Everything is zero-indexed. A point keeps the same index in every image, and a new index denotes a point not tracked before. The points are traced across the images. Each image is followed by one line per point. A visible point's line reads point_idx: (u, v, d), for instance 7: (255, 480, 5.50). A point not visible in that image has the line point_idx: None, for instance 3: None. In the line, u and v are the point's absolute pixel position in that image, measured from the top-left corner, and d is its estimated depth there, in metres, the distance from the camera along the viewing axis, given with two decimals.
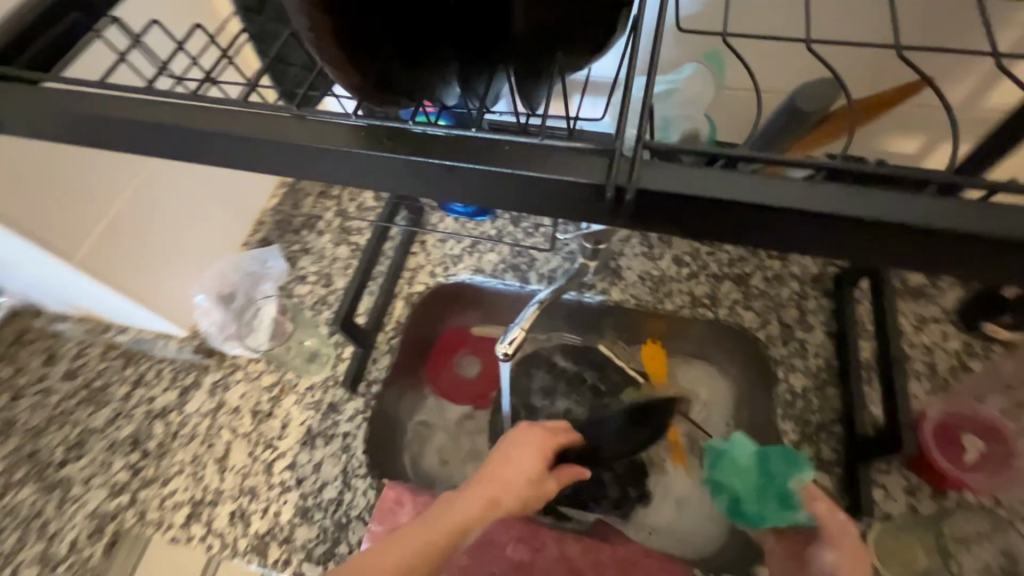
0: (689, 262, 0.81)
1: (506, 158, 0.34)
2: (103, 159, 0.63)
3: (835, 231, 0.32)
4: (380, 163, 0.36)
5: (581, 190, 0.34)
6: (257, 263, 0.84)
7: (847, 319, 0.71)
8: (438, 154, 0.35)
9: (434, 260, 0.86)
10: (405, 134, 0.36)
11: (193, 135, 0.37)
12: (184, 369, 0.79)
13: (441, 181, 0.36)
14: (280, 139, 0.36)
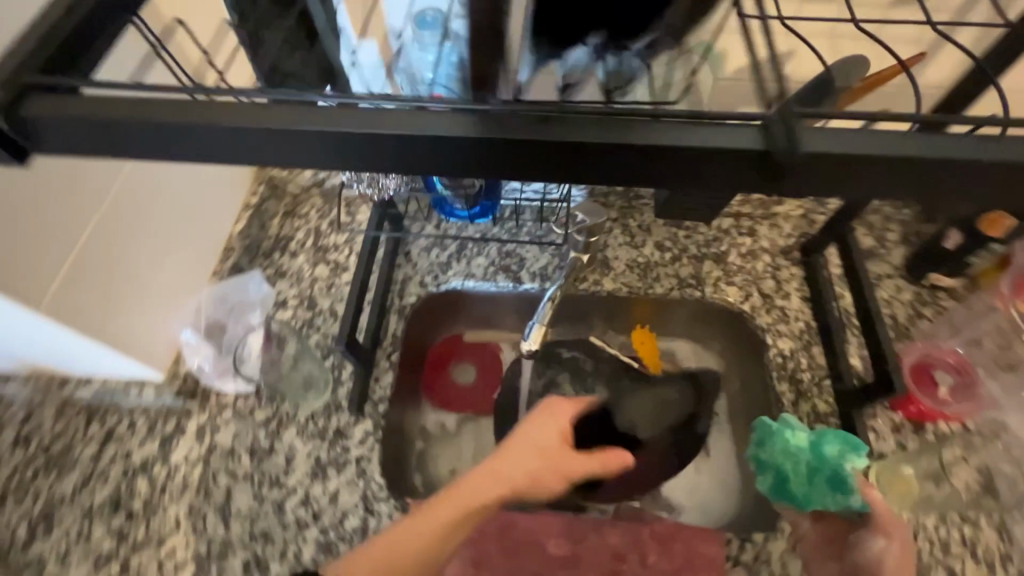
0: (670, 246, 0.85)
1: (666, 133, 0.35)
2: (65, 190, 0.56)
3: (939, 176, 0.35)
4: (537, 147, 0.36)
5: (742, 158, 0.35)
6: (241, 291, 0.78)
7: (819, 283, 0.78)
8: (600, 134, 0.35)
9: (422, 270, 0.84)
10: (556, 118, 0.36)
11: (320, 139, 0.36)
12: (163, 416, 0.72)
13: (602, 163, 0.36)
14: (426, 132, 0.35)
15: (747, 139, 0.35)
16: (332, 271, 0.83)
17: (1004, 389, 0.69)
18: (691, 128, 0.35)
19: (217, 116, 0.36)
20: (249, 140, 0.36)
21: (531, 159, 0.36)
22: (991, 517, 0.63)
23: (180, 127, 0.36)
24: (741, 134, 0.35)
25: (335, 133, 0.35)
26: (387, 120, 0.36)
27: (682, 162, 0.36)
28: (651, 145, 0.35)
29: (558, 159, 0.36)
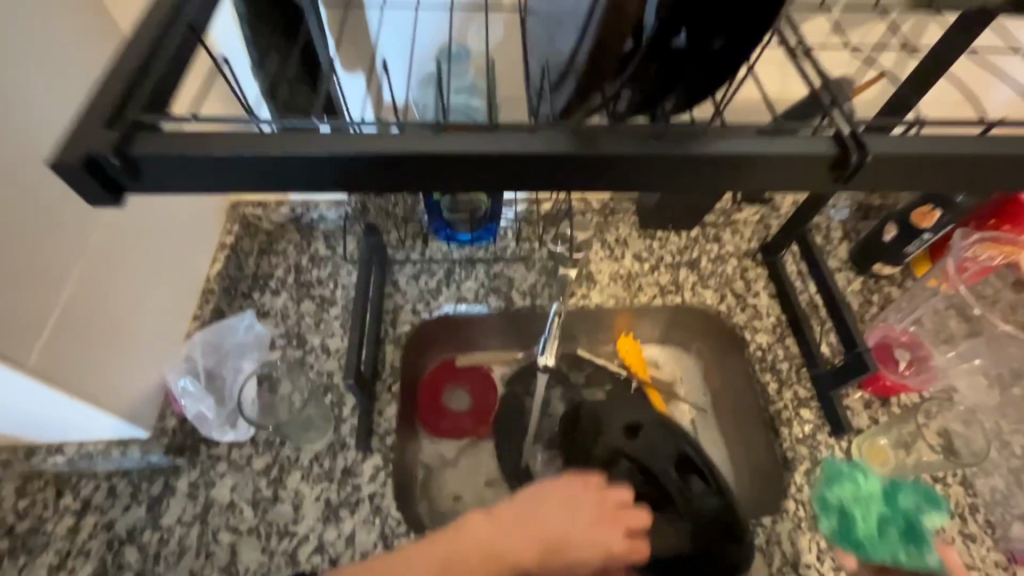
0: (648, 256, 0.89)
1: (755, 142, 0.37)
2: (45, 240, 0.54)
3: (941, 168, 0.39)
4: (630, 160, 0.37)
5: (820, 163, 0.38)
6: (236, 333, 0.75)
7: (782, 280, 0.85)
8: (693, 145, 0.37)
9: (412, 298, 0.84)
10: (647, 133, 0.37)
11: (388, 166, 0.36)
12: (149, 478, 0.67)
13: (692, 172, 0.38)
14: (516, 150, 0.36)
15: (815, 148, 0.38)
16: (319, 307, 0.80)
17: (950, 360, 0.78)
18: (763, 139, 0.37)
19: (269, 152, 0.35)
20: (302, 171, 0.36)
21: (630, 174, 0.38)
22: (956, 475, 0.72)
23: (223, 161, 0.35)
24: (811, 143, 0.38)
25: (424, 155, 0.35)
26: (455, 141, 0.36)
27: (754, 169, 0.38)
28: (728, 155, 0.37)
29: (650, 168, 0.37)
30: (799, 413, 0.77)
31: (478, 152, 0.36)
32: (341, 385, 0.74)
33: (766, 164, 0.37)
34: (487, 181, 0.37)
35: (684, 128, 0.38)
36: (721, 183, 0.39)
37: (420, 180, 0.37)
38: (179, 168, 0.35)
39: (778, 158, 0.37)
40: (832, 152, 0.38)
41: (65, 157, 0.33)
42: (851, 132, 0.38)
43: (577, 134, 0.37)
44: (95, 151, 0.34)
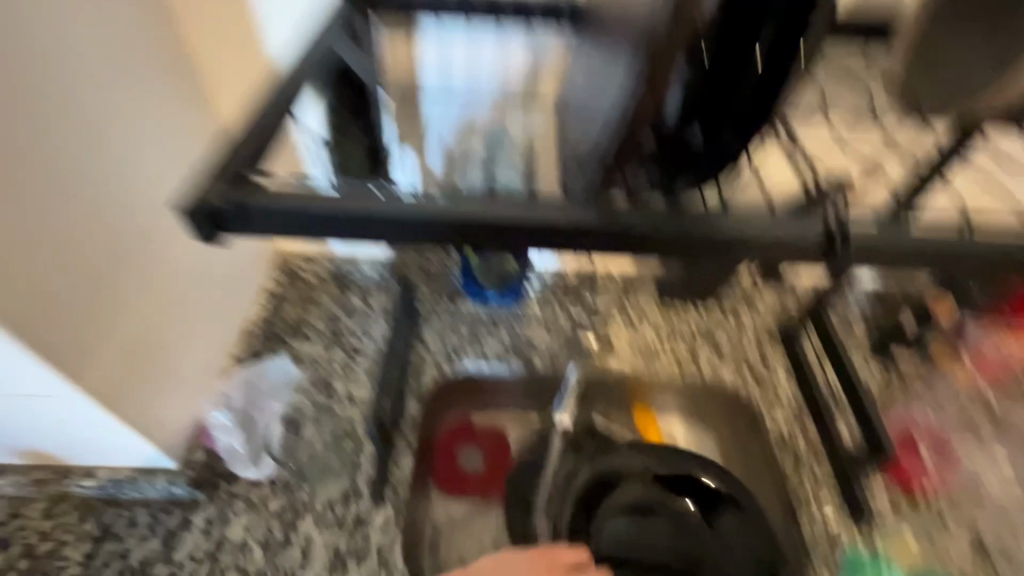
0: (665, 328, 0.91)
1: (752, 228, 0.42)
2: (122, 270, 0.60)
3: (927, 257, 0.43)
4: (644, 235, 0.42)
5: (810, 247, 0.42)
6: (270, 374, 0.79)
7: (800, 359, 0.86)
8: (698, 226, 0.42)
9: (437, 352, 0.85)
10: (660, 213, 0.42)
11: (437, 226, 0.41)
12: (167, 510, 0.69)
13: (700, 248, 0.42)
14: (547, 221, 0.41)
15: (807, 233, 0.42)
16: (348, 356, 0.83)
17: (973, 453, 0.77)
18: (756, 223, 0.42)
19: (339, 208, 0.40)
20: (368, 226, 0.41)
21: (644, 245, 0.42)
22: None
23: (301, 213, 0.40)
24: (803, 227, 0.42)
25: (468, 219, 0.41)
26: (490, 208, 0.41)
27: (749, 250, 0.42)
28: (723, 234, 0.41)
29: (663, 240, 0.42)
30: (818, 497, 0.75)
31: (507, 216, 0.41)
32: (361, 432, 0.77)
33: (756, 245, 0.42)
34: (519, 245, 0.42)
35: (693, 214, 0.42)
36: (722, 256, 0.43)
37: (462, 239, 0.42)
38: (268, 219, 0.41)
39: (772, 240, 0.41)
40: (816, 238, 0.42)
41: (184, 205, 0.40)
42: (838, 220, 0.42)
43: (599, 205, 0.42)
44: (206, 200, 0.40)
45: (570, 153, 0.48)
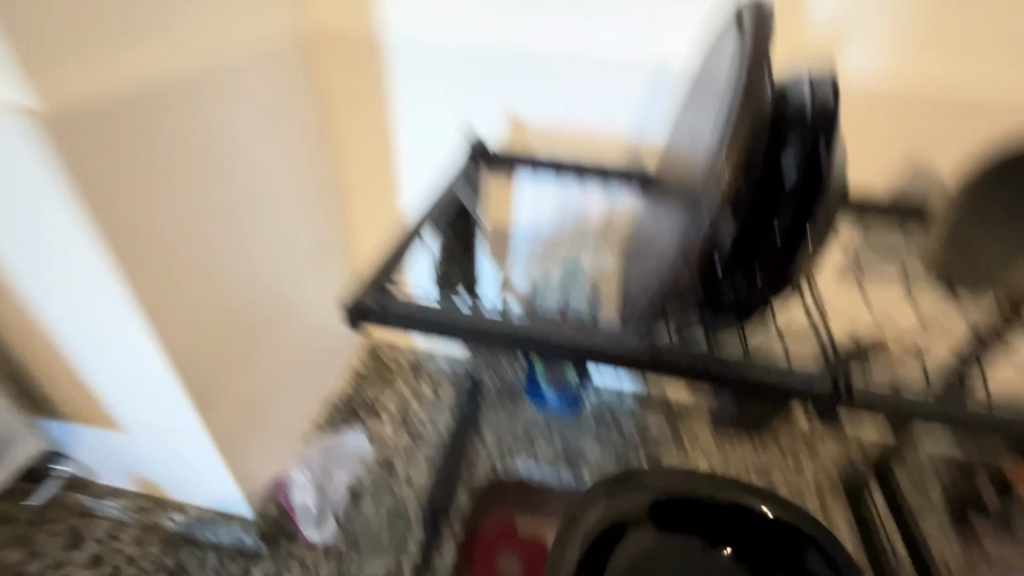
0: (718, 453, 0.89)
1: (769, 371, 0.45)
2: (260, 339, 0.73)
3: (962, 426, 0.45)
4: (687, 364, 0.46)
5: (818, 394, 0.44)
6: (346, 445, 0.88)
7: (868, 515, 0.80)
8: (725, 363, 0.45)
9: (492, 449, 0.89)
10: (695, 347, 0.46)
11: (514, 335, 0.49)
12: (232, 557, 0.76)
13: (733, 384, 0.46)
14: (603, 343, 0.47)
15: (816, 383, 0.45)
16: (411, 441, 0.90)
17: None
18: (782, 377, 0.45)
19: (445, 313, 0.50)
20: (465, 331, 0.49)
21: (686, 373, 0.46)
22: None
23: (423, 317, 0.50)
24: (816, 377, 0.45)
25: (542, 332, 0.48)
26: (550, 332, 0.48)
27: (770, 392, 0.45)
28: (753, 378, 0.45)
29: (702, 368, 0.45)
30: None
31: (563, 338, 0.48)
32: (413, 515, 0.81)
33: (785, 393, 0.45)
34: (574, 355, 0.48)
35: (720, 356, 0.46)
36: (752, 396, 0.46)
37: (531, 344, 0.48)
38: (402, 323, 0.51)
39: (796, 388, 0.44)
40: (827, 389, 0.44)
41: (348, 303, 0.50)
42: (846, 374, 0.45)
43: (645, 336, 0.46)
44: (360, 301, 0.50)
45: (624, 283, 0.53)
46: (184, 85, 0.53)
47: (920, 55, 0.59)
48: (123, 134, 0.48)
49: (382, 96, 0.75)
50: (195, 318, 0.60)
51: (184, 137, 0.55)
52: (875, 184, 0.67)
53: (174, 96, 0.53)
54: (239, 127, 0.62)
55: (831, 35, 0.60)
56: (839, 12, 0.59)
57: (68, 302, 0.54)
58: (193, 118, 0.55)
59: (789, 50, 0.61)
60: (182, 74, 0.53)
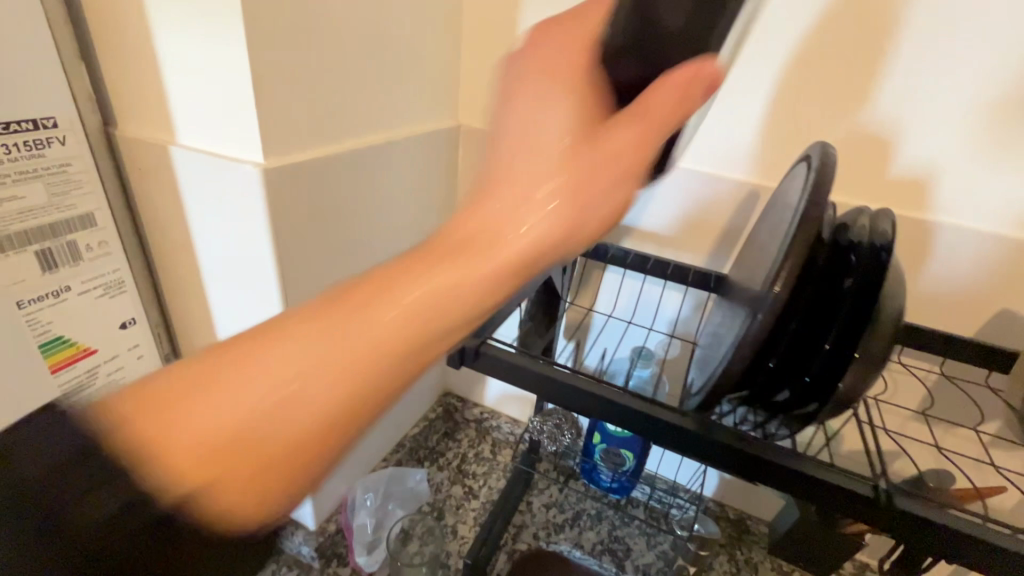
0: None
1: (819, 473, 0.45)
2: None
3: None
4: (738, 455, 0.47)
5: (860, 502, 0.44)
6: (408, 480, 0.95)
7: None
8: (774, 456, 0.46)
9: (538, 522, 0.95)
10: (743, 439, 0.47)
11: (576, 392, 0.52)
12: (289, 565, 0.83)
13: (776, 479, 0.46)
14: (660, 416, 0.49)
15: (858, 487, 0.45)
16: (464, 494, 0.96)
17: None
18: (826, 480, 0.45)
19: (520, 360, 0.54)
20: (535, 382, 0.53)
21: (734, 462, 0.47)
22: None
23: (499, 366, 0.55)
24: (854, 483, 0.45)
25: (604, 394, 0.51)
26: (608, 398, 0.50)
27: (810, 492, 0.46)
28: (799, 472, 0.45)
29: (749, 462, 0.47)
30: None
31: (620, 400, 0.50)
32: (453, 567, 0.85)
33: (832, 493, 0.45)
34: (627, 423, 0.50)
35: (767, 444, 0.47)
36: (795, 492, 0.46)
37: (589, 407, 0.52)
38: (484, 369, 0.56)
39: (843, 489, 0.44)
40: (868, 492, 0.44)
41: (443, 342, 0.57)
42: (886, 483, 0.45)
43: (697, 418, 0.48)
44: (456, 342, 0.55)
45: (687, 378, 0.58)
46: (362, 155, 0.68)
47: (1006, 211, 0.62)
48: (311, 190, 0.62)
49: None
50: None
51: (354, 197, 0.69)
52: (949, 324, 0.68)
53: (349, 164, 0.66)
54: (385, 191, 0.76)
55: (913, 179, 0.64)
56: (921, 161, 0.63)
57: (236, 306, 0.66)
58: (362, 180, 0.70)
59: (864, 187, 0.67)
60: (359, 148, 0.67)
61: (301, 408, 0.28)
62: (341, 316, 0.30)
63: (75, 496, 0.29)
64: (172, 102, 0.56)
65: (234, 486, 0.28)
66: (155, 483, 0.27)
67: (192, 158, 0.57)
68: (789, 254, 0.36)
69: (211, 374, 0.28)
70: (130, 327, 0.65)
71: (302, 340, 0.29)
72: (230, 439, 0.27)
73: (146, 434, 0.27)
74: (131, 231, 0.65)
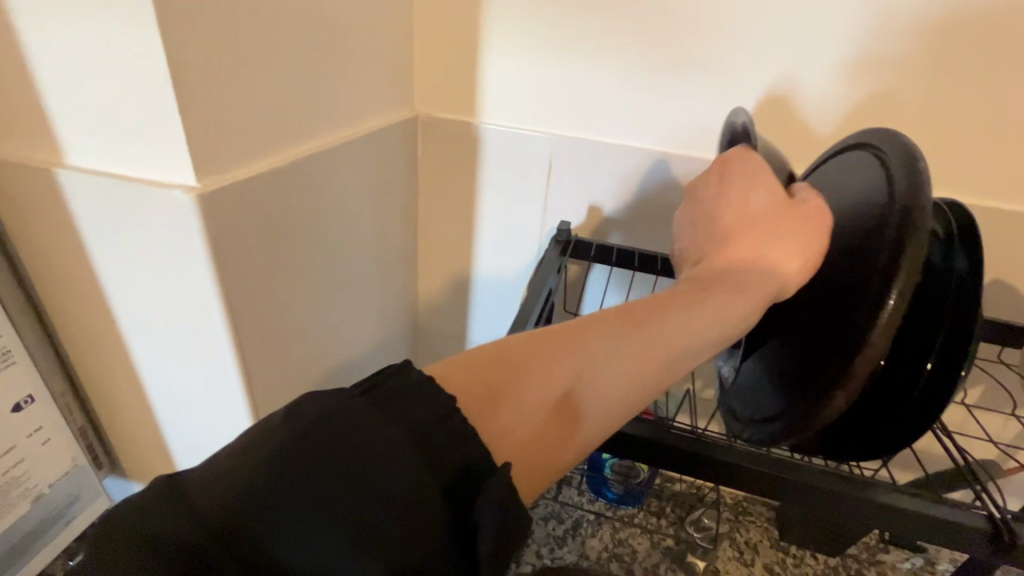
0: (779, 571, 0.86)
1: (919, 507, 0.41)
2: None
3: None
4: (814, 492, 0.42)
5: (969, 535, 0.40)
6: None
7: None
8: (857, 489, 0.42)
9: (539, 538, 0.89)
10: (813, 471, 0.43)
11: (620, 439, 0.45)
12: None
13: (861, 514, 0.42)
14: (720, 458, 0.44)
15: (967, 519, 0.40)
16: None
17: None
18: (931, 514, 0.40)
19: None
20: None
21: (809, 501, 0.43)
22: None
23: None
24: (967, 515, 0.41)
25: (651, 440, 0.45)
26: (651, 438, 0.45)
27: (908, 527, 0.41)
28: (894, 509, 0.41)
29: (828, 499, 0.42)
30: None
31: (666, 442, 0.45)
32: None
33: (933, 526, 0.41)
34: (680, 467, 0.45)
35: (850, 478, 0.43)
36: (886, 527, 0.42)
37: (635, 453, 0.46)
38: None
39: (948, 522, 0.40)
40: (984, 525, 0.40)
41: None
42: (1000, 515, 0.41)
43: (753, 455, 0.44)
44: None
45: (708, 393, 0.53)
46: (317, 162, 0.57)
47: (996, 187, 0.62)
48: (261, 214, 0.49)
49: (468, 178, 0.79)
50: (285, 385, 0.61)
51: (312, 213, 0.58)
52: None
53: (302, 176, 0.54)
54: (343, 204, 0.64)
55: None
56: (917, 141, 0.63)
57: (175, 364, 0.53)
58: (318, 193, 0.58)
59: None
60: (313, 155, 0.56)
61: (584, 388, 0.35)
62: (621, 331, 0.37)
63: (383, 473, 0.26)
64: (52, 111, 0.41)
65: (531, 454, 0.33)
66: (475, 453, 0.29)
67: (93, 185, 0.43)
68: (897, 269, 0.31)
69: (519, 371, 0.34)
70: (28, 408, 0.50)
71: (607, 335, 0.37)
72: (535, 414, 0.33)
73: (474, 405, 0.32)
74: (10, 282, 0.49)
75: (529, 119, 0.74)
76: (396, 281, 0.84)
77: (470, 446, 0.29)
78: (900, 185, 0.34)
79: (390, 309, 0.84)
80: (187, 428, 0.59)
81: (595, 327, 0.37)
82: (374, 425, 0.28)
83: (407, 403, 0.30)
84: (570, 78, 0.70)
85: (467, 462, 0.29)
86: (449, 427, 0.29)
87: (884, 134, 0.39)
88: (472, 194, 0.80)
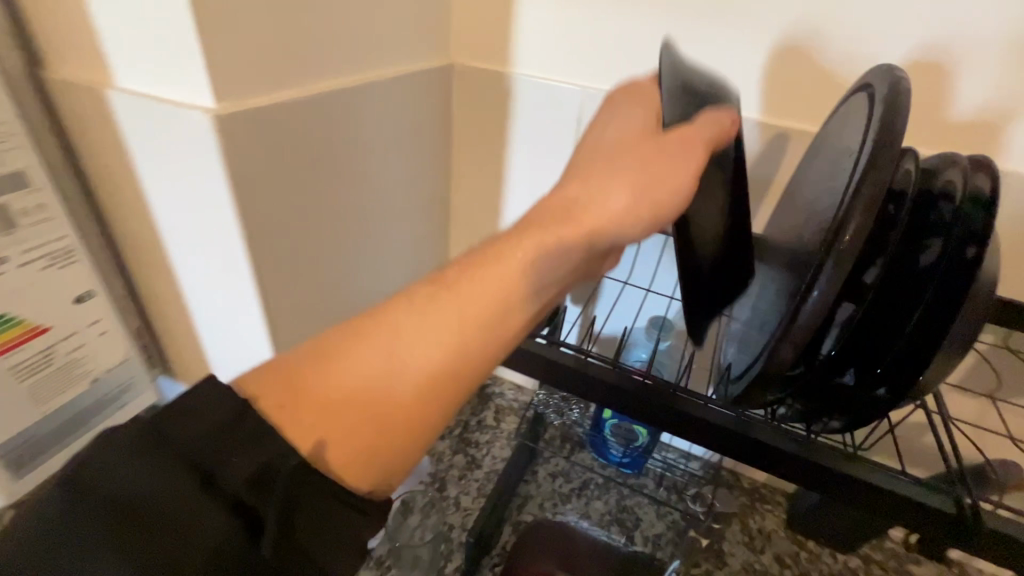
0: (791, 563, 0.83)
1: (892, 485, 0.42)
2: None
3: None
4: None
5: (938, 517, 0.41)
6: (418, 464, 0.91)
7: None
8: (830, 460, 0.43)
9: (544, 492, 0.91)
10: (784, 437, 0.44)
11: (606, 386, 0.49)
12: None
13: None
14: None
15: (935, 501, 0.41)
16: (467, 464, 0.93)
17: None
18: (902, 490, 0.42)
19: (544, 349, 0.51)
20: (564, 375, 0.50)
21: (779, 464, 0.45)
22: None
23: None
24: (932, 497, 0.42)
25: None
26: None
27: (874, 502, 0.43)
28: (869, 484, 0.42)
29: None
30: None
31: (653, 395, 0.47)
32: (456, 540, 0.82)
33: (905, 505, 0.42)
34: (667, 421, 0.47)
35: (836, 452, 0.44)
36: (864, 501, 0.43)
37: None
38: None
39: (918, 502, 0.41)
40: (950, 509, 0.41)
41: None
42: (974, 501, 0.41)
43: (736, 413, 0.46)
44: None
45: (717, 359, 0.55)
46: (341, 96, 0.60)
47: None
48: (278, 142, 0.53)
49: (499, 129, 0.80)
50: (303, 309, 0.66)
51: (335, 144, 0.61)
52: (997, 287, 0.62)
53: (322, 110, 0.58)
54: (368, 145, 0.67)
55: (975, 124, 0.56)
56: (991, 101, 0.55)
57: (205, 278, 0.60)
58: (342, 125, 0.61)
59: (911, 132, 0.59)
60: (335, 92, 0.58)
61: (406, 349, 0.35)
62: (432, 299, 0.37)
63: (157, 498, 0.27)
64: (101, 33, 0.47)
65: (351, 443, 0.33)
66: (267, 455, 0.30)
67: (132, 103, 0.48)
68: (852, 213, 0.29)
69: (317, 360, 0.35)
70: (87, 302, 0.58)
71: (408, 308, 0.37)
72: (346, 402, 0.34)
73: (272, 407, 0.33)
74: (77, 190, 0.57)
75: (560, 70, 0.72)
76: (426, 229, 0.87)
77: (258, 452, 0.30)
78: (876, 118, 0.31)
79: (419, 255, 0.88)
80: (220, 337, 0.66)
81: (403, 298, 0.37)
82: (168, 428, 0.30)
83: (181, 425, 0.30)
84: (602, 26, 0.67)
85: (261, 463, 0.29)
86: (233, 435, 0.30)
87: (884, 71, 0.37)
88: (500, 147, 0.81)
